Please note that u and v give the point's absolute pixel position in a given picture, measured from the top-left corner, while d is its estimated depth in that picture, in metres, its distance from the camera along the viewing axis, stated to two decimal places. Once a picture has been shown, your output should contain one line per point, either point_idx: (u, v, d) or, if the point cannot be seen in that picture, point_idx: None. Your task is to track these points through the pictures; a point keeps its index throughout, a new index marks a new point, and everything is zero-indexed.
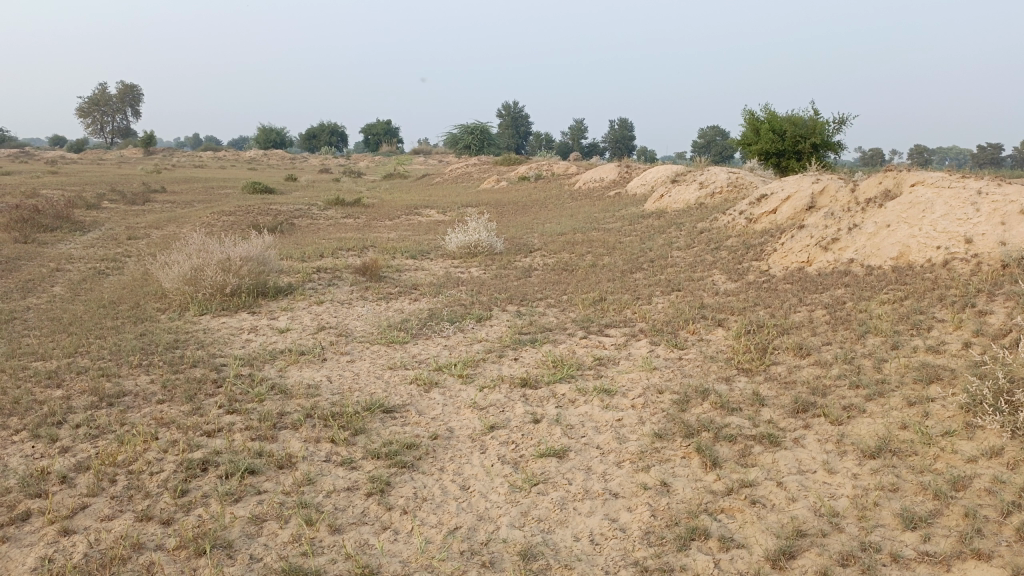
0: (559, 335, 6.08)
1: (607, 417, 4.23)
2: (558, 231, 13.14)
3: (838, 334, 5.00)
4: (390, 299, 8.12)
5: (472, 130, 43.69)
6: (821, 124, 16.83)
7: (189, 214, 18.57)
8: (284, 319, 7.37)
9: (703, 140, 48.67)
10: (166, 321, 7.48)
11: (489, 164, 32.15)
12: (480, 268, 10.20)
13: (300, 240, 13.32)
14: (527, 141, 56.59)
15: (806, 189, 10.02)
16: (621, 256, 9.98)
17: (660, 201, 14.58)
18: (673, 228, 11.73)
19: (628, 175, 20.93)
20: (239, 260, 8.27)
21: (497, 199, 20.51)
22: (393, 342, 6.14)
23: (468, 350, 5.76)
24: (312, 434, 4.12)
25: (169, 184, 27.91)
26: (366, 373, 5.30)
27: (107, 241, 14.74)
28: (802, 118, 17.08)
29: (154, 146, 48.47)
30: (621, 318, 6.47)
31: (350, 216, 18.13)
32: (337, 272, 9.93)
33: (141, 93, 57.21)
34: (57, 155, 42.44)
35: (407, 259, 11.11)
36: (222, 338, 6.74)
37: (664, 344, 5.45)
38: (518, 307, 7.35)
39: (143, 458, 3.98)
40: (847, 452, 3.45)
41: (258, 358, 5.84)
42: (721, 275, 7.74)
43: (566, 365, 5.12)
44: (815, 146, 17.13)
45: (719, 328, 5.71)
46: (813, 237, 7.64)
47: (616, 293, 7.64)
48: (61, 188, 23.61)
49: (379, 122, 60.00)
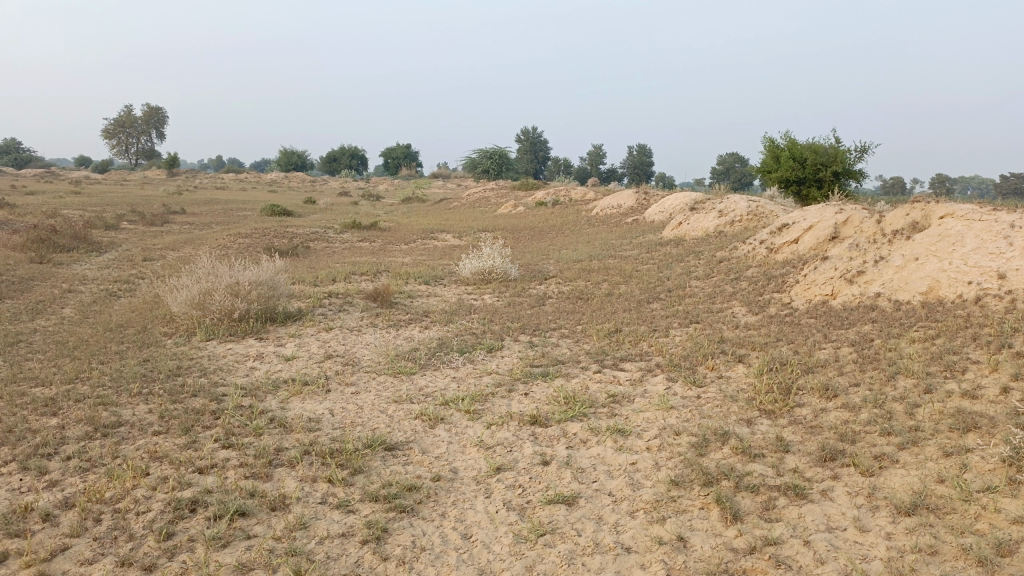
0: (572, 368, 5.86)
1: (621, 460, 4.00)
2: (574, 258, 12.93)
3: (866, 374, 4.74)
4: (401, 326, 7.94)
5: (491, 155, 43.78)
6: (843, 152, 16.59)
7: (206, 236, 18.57)
8: (291, 346, 7.19)
9: (723, 167, 48.43)
10: (171, 347, 7.32)
11: (507, 188, 32.08)
12: (494, 294, 10.02)
13: (314, 264, 13.22)
14: (546, 166, 56.63)
15: (829, 219, 9.77)
16: (638, 284, 9.76)
17: (679, 228, 14.35)
18: (691, 256, 11.51)
19: (647, 202, 20.73)
20: (248, 284, 8.12)
21: (513, 224, 20.37)
22: (400, 373, 5.94)
23: (477, 383, 5.55)
24: (309, 473, 3.91)
25: (188, 205, 28.06)
26: (371, 406, 5.10)
27: (122, 262, 14.72)
28: (823, 147, 16.86)
29: (177, 167, 48.98)
30: (637, 351, 6.24)
31: (366, 240, 18.03)
32: (349, 297, 9.76)
33: (165, 116, 57.92)
34: (81, 176, 42.90)
35: (419, 285, 10.95)
36: (226, 365, 6.57)
37: (682, 381, 5.21)
38: (531, 337, 7.14)
39: (131, 496, 3.79)
40: (879, 508, 3.19)
41: (260, 387, 5.65)
42: (742, 307, 7.49)
43: (578, 402, 4.89)
44: (836, 175, 16.88)
45: (739, 364, 5.47)
46: (837, 270, 7.39)
47: (632, 324, 7.41)
48: (81, 209, 23.77)
49: (401, 145, 60.38)
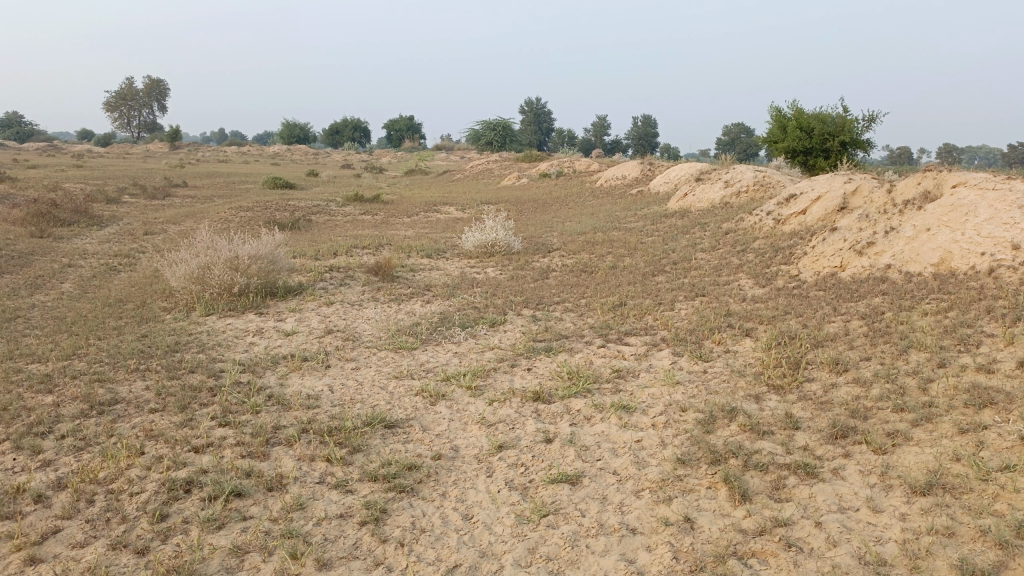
0: (576, 342, 5.76)
1: (625, 438, 3.90)
2: (579, 230, 12.78)
3: (877, 348, 4.62)
4: (402, 301, 7.83)
5: (494, 126, 43.41)
6: (850, 121, 16.33)
7: (208, 210, 18.45)
8: (291, 321, 7.10)
9: (728, 138, 47.96)
10: (170, 322, 7.24)
11: (510, 160, 31.80)
12: (497, 268, 9.90)
13: (316, 237, 13.10)
14: (550, 138, 56.17)
15: (837, 189, 9.60)
16: (643, 257, 9.63)
17: (684, 199, 14.17)
18: (697, 228, 11.35)
19: (651, 173, 20.49)
20: (248, 258, 8.01)
21: (517, 196, 20.18)
22: (401, 348, 5.85)
23: (479, 359, 5.45)
24: (307, 452, 3.83)
25: (190, 178, 27.93)
26: (371, 382, 5.00)
27: (123, 236, 14.62)
28: (830, 116, 16.61)
29: (179, 141, 48.75)
30: (642, 325, 6.12)
31: (368, 213, 17.88)
32: (350, 271, 9.66)
33: (166, 88, 57.48)
34: (83, 149, 42.71)
35: (422, 258, 10.83)
36: (225, 341, 6.48)
37: (688, 356, 5.10)
38: (535, 311, 7.03)
39: (125, 476, 3.71)
40: (892, 487, 3.09)
41: (259, 363, 5.56)
42: (749, 280, 7.36)
43: (582, 377, 4.79)
44: (843, 144, 16.63)
45: (747, 338, 5.36)
46: (846, 241, 7.25)
47: (637, 297, 7.29)
48: (83, 182, 23.64)
49: (402, 118, 59.97)
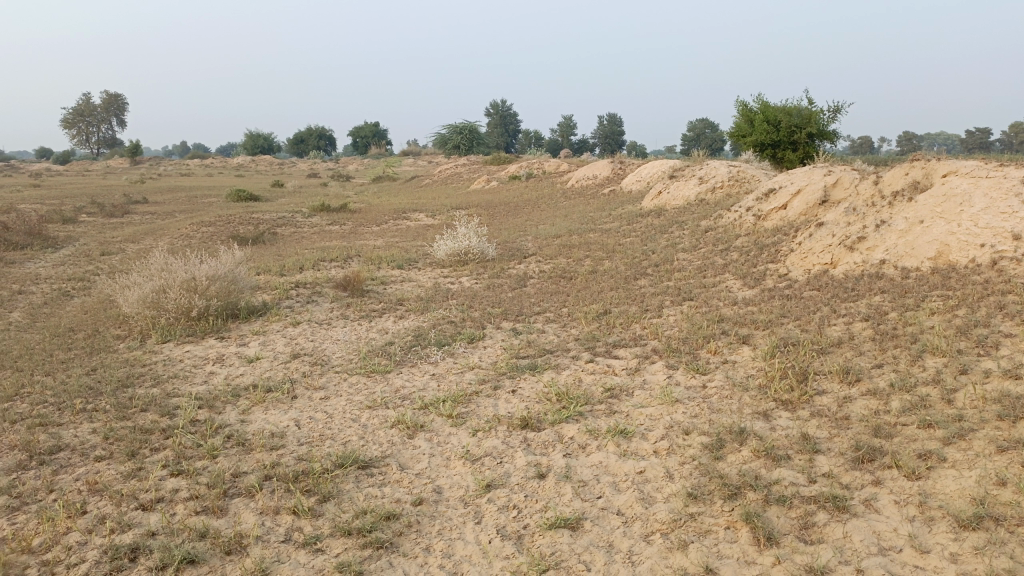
0: (562, 358, 5.36)
1: (626, 469, 3.51)
2: (554, 234, 12.40)
3: (888, 354, 4.29)
4: (373, 318, 7.38)
5: (461, 130, 43.00)
6: (817, 113, 16.17)
7: (168, 226, 17.83)
8: (254, 346, 6.62)
9: (694, 134, 47.96)
10: (124, 353, 6.72)
11: (478, 163, 31.37)
12: (471, 276, 9.50)
13: (282, 251, 12.60)
14: (517, 140, 55.84)
15: (818, 182, 9.33)
16: (622, 259, 9.29)
17: (658, 198, 13.88)
18: (675, 227, 11.04)
19: (623, 171, 20.20)
20: (206, 279, 7.50)
21: (488, 200, 19.76)
22: (373, 372, 5.42)
23: (458, 382, 5.03)
24: (272, 504, 3.40)
25: (151, 194, 27.14)
26: (342, 414, 4.57)
27: (78, 258, 13.99)
28: (797, 108, 16.44)
29: (140, 156, 47.73)
30: (630, 335, 5.75)
31: (336, 223, 17.37)
32: (317, 287, 9.19)
33: (124, 102, 56.24)
34: (41, 168, 41.55)
35: (392, 269, 10.41)
36: (183, 372, 5.99)
37: (683, 369, 4.73)
38: (515, 324, 6.63)
39: (62, 542, 3.26)
40: (934, 520, 2.74)
41: (218, 397, 5.09)
42: (736, 281, 7.03)
43: (572, 399, 4.41)
44: (810, 136, 16.48)
45: (744, 346, 5.00)
46: (835, 236, 6.95)
47: (621, 303, 6.92)
48: (37, 202, 22.79)
49: (367, 125, 59.29)
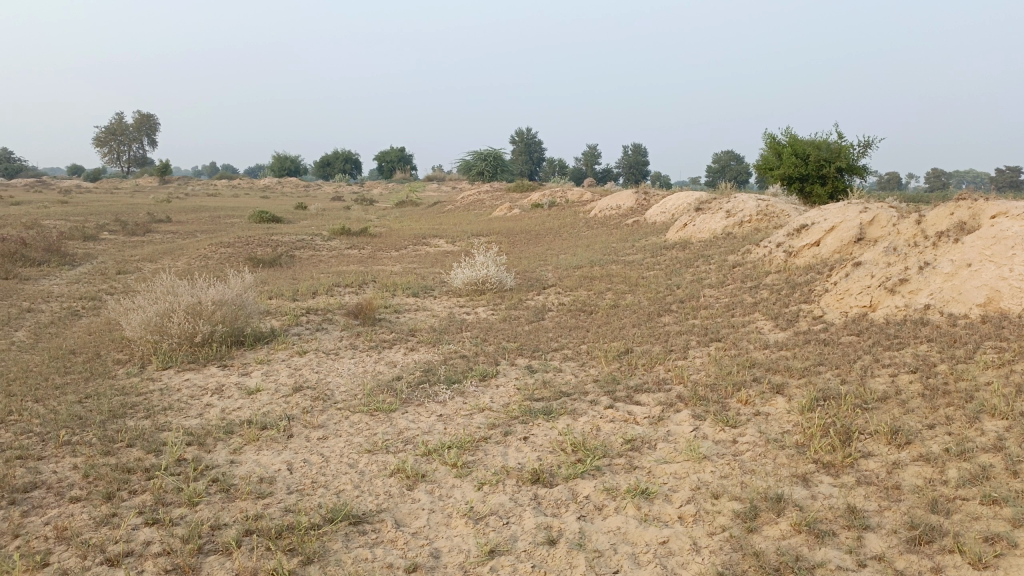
0: (580, 402, 4.98)
1: (647, 538, 3.12)
2: (575, 264, 12.05)
3: (941, 414, 3.87)
4: (383, 349, 7.05)
5: (486, 157, 42.94)
6: (846, 147, 15.79)
7: (188, 246, 17.72)
8: (257, 376, 6.30)
9: (718, 165, 47.51)
10: (122, 380, 6.43)
11: (501, 190, 31.19)
12: (487, 307, 9.18)
13: (297, 275, 12.37)
14: (541, 168, 55.77)
15: (853, 219, 8.93)
16: (645, 294, 8.91)
17: (684, 230, 13.51)
18: (700, 261, 10.65)
19: (647, 202, 19.85)
20: (212, 304, 7.21)
21: (509, 227, 19.49)
22: (377, 411, 5.08)
23: (467, 425, 4.67)
24: (250, 565, 3.05)
25: (175, 213, 27.19)
26: (339, 458, 4.22)
27: (94, 276, 13.85)
28: (826, 142, 16.06)
29: (168, 175, 48.21)
30: (653, 378, 5.37)
31: (355, 247, 17.14)
32: (329, 314, 8.89)
33: (156, 122, 56.99)
34: (70, 184, 42.02)
35: (407, 297, 10.11)
36: (179, 402, 5.68)
37: (711, 421, 4.34)
38: (530, 361, 6.26)
39: None
40: None
41: (210, 433, 4.77)
42: (767, 322, 6.62)
43: (588, 450, 4.03)
44: (839, 171, 16.06)
45: (778, 396, 4.60)
46: (874, 277, 6.55)
47: (644, 342, 6.54)
48: (62, 218, 22.84)
49: (393, 149, 59.59)
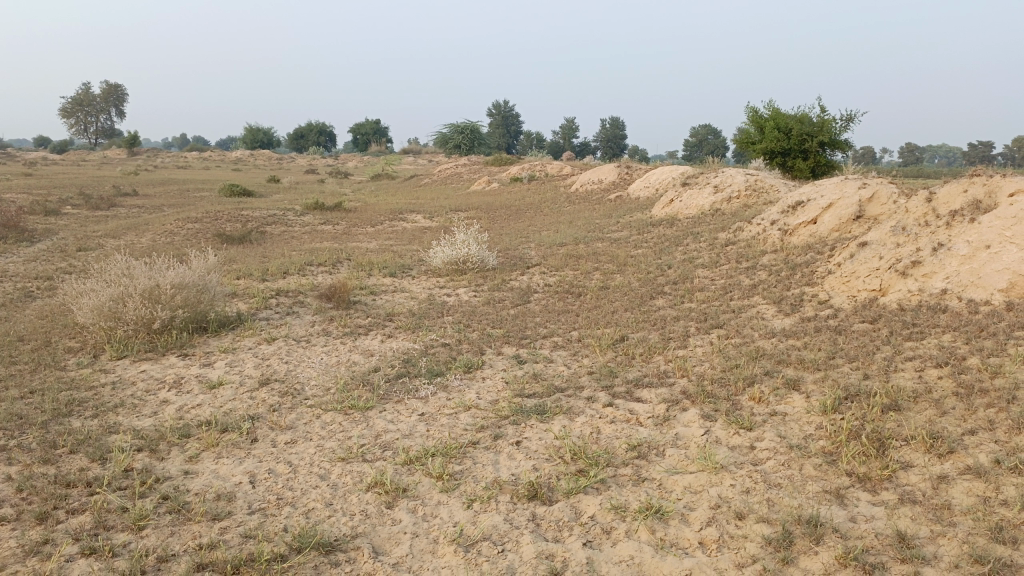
0: (575, 398, 4.54)
1: (667, 572, 2.70)
2: (558, 242, 11.58)
3: (983, 417, 3.48)
4: (358, 336, 6.55)
5: (462, 129, 42.18)
6: (829, 121, 15.44)
7: (155, 221, 16.99)
8: (220, 367, 5.78)
9: (695, 139, 47.10)
10: (73, 372, 5.89)
11: (479, 164, 30.57)
12: (469, 288, 8.70)
13: (268, 253, 11.80)
14: (518, 141, 55.06)
15: (852, 196, 8.54)
16: (634, 275, 8.48)
17: (670, 206, 13.08)
18: (689, 239, 10.23)
19: (629, 176, 19.38)
20: (171, 288, 6.65)
21: (488, 202, 18.95)
22: (353, 409, 4.61)
23: (452, 427, 4.22)
24: None
25: (143, 186, 26.32)
26: (310, 468, 3.75)
27: (53, 253, 13.13)
28: (809, 115, 15.69)
29: (137, 147, 46.90)
30: (654, 371, 4.95)
31: (328, 223, 16.52)
32: (300, 296, 8.35)
33: (123, 92, 55.31)
34: (32, 157, 40.59)
35: (384, 277, 9.60)
36: (133, 399, 5.16)
37: (723, 422, 3.92)
38: (518, 350, 5.81)
39: None
40: None
41: (164, 437, 4.27)
42: (769, 306, 6.22)
43: (590, 458, 3.59)
44: (821, 145, 15.69)
45: (794, 394, 4.19)
46: (882, 259, 6.17)
47: (639, 327, 6.11)
48: (23, 192, 21.92)
49: (368, 122, 58.48)
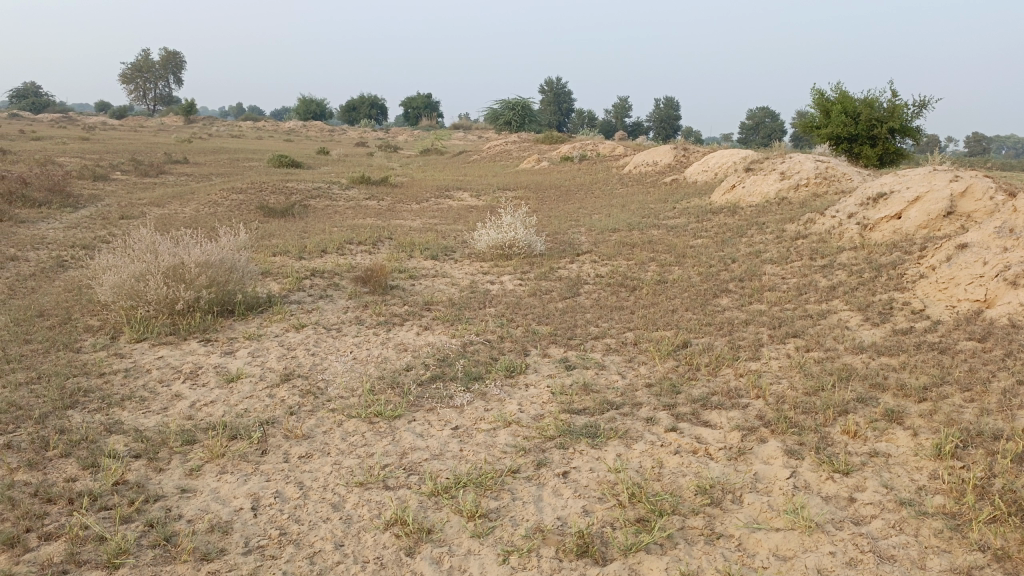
0: (632, 418, 3.94)
1: None
2: (611, 227, 10.90)
3: None
4: (393, 327, 6.02)
5: (514, 106, 41.35)
6: (901, 107, 14.40)
7: (199, 191, 16.70)
8: (242, 357, 5.30)
9: (752, 122, 45.56)
10: (86, 355, 5.46)
11: (529, 141, 29.86)
12: (513, 276, 8.12)
13: (308, 228, 11.35)
14: (569, 119, 54.06)
15: (941, 188, 7.68)
16: (695, 268, 7.79)
17: (731, 192, 12.27)
18: (753, 229, 9.47)
19: (686, 159, 18.51)
20: (196, 266, 6.19)
21: (537, 182, 18.27)
22: (380, 417, 4.08)
23: (491, 447, 3.66)
24: None
25: (194, 154, 26.26)
26: (323, 493, 3.23)
27: (95, 221, 12.88)
28: (879, 100, 14.65)
29: (193, 114, 47.20)
30: (723, 387, 4.31)
31: (374, 198, 16.07)
32: (335, 278, 7.87)
33: (182, 60, 55.71)
34: (92, 121, 41.12)
35: (425, 259, 9.08)
36: (143, 391, 4.69)
37: (813, 462, 3.29)
38: (567, 352, 5.21)
39: None
40: None
41: (167, 444, 3.78)
42: (853, 313, 5.52)
43: (653, 503, 2.99)
44: (891, 132, 14.65)
45: (896, 430, 3.55)
46: (987, 265, 5.40)
47: (704, 330, 5.46)
48: (76, 157, 21.93)
49: (420, 96, 58.03)
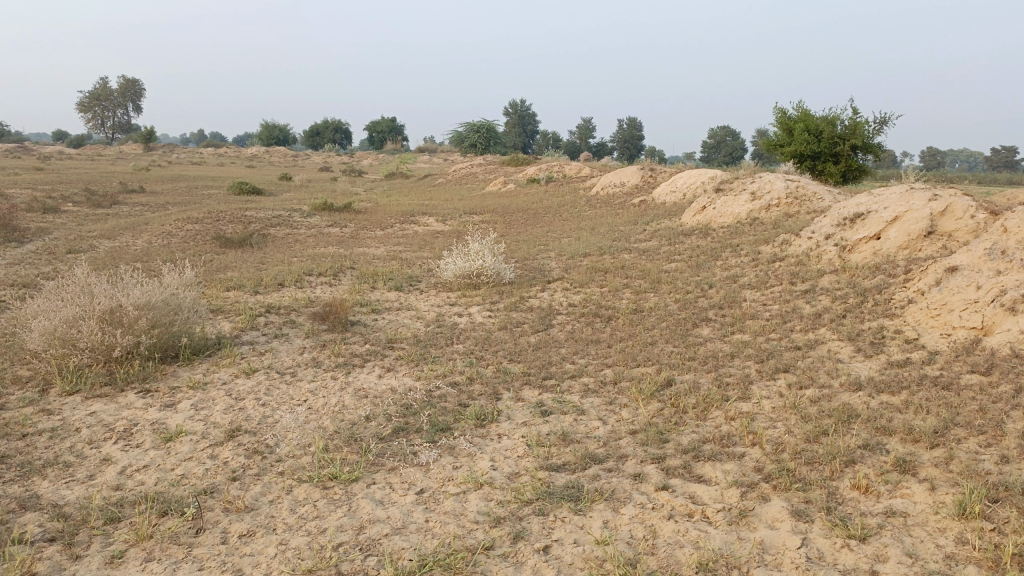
0: (618, 475, 3.54)
1: None
2: (581, 252, 10.56)
3: None
4: (352, 370, 5.56)
5: (478, 128, 41.11)
6: (862, 123, 14.34)
7: (153, 221, 16.04)
8: (184, 411, 4.79)
9: (713, 140, 45.95)
10: (10, 413, 4.92)
11: (494, 163, 29.60)
12: (481, 307, 7.70)
13: (266, 259, 10.83)
14: (533, 140, 54.06)
15: (920, 208, 7.46)
16: (672, 295, 7.45)
17: (702, 213, 12.03)
18: (728, 252, 9.18)
19: (653, 179, 18.31)
20: (135, 309, 5.68)
21: (504, 205, 17.93)
22: (335, 481, 3.63)
23: (461, 517, 3.22)
24: None
25: (151, 183, 25.50)
26: None
27: (40, 256, 12.21)
28: (840, 117, 14.58)
29: (152, 141, 46.25)
30: (714, 433, 3.92)
31: (337, 225, 15.57)
32: (292, 314, 7.39)
33: (141, 88, 54.79)
34: (47, 150, 40.06)
35: (388, 290, 8.64)
36: (68, 455, 4.18)
37: (826, 527, 2.91)
38: (541, 395, 4.80)
39: None
40: None
41: (88, 524, 3.29)
42: (844, 343, 5.18)
43: None
44: (853, 149, 14.58)
45: (911, 482, 3.19)
46: (980, 289, 5.12)
47: (687, 366, 5.08)
48: (26, 188, 21.14)
49: (383, 120, 57.64)
